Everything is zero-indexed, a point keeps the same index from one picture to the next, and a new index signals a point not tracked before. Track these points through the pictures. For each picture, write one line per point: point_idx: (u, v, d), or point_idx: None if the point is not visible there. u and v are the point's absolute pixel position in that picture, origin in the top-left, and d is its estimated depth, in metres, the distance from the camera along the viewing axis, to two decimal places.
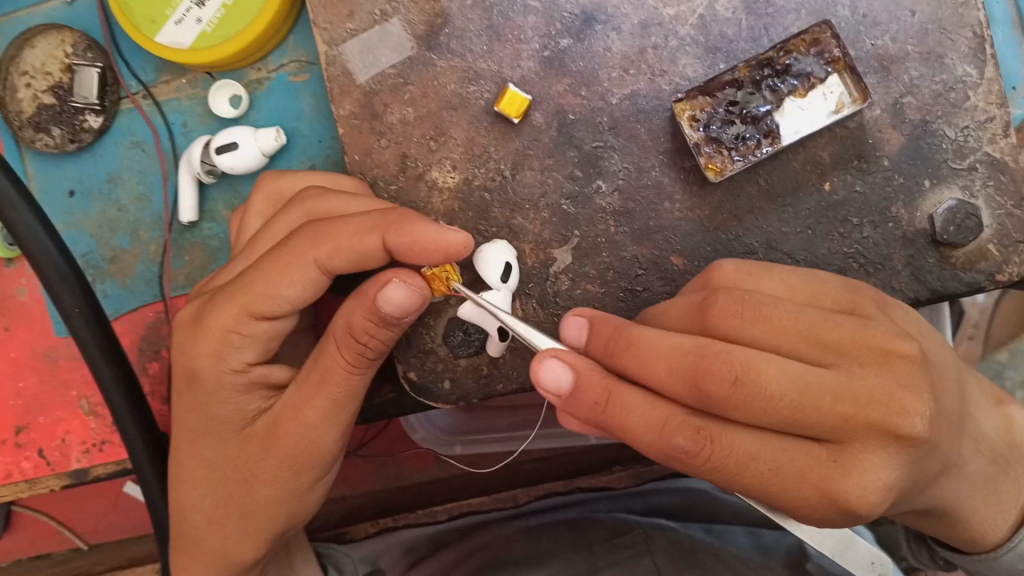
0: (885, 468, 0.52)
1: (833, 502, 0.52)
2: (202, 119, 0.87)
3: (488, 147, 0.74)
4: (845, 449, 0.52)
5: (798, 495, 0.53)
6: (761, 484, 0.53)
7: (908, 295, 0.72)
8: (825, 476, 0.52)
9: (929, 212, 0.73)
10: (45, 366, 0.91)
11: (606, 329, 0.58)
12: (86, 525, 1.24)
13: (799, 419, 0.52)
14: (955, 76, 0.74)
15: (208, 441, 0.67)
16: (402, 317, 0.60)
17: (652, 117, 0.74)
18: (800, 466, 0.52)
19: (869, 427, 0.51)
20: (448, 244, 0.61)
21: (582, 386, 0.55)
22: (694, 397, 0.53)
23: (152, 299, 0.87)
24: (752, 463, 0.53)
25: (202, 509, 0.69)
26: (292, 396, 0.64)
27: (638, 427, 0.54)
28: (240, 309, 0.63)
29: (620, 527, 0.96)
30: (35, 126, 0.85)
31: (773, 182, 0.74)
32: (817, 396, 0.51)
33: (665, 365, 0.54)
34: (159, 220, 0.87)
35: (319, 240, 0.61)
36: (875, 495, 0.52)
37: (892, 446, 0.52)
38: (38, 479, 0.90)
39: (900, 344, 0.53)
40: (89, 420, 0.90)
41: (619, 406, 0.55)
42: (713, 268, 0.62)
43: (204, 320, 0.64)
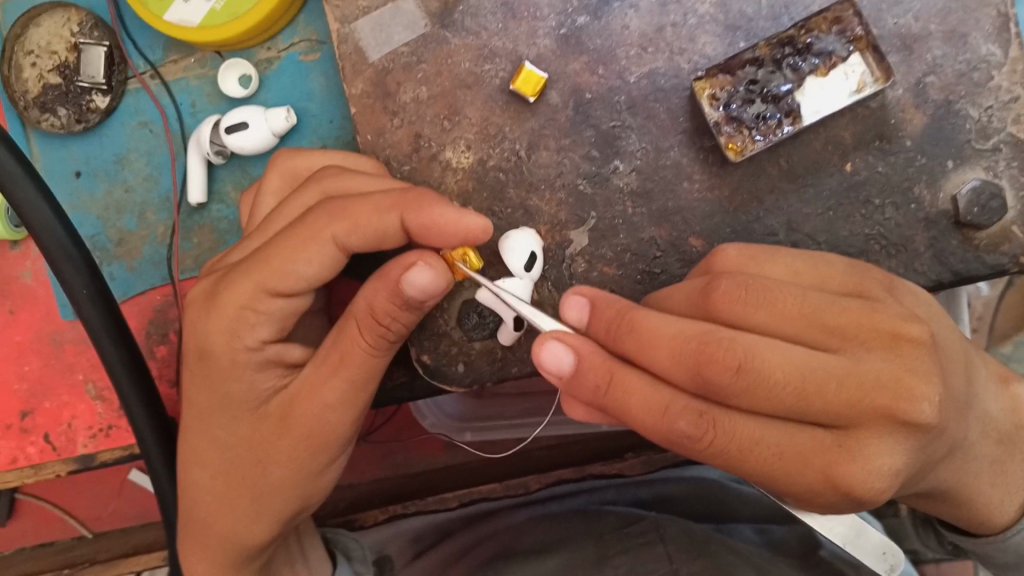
0: (890, 454, 0.50)
1: (836, 488, 0.51)
2: (212, 99, 0.85)
3: (503, 127, 0.73)
4: (849, 434, 0.50)
5: (801, 481, 0.51)
6: (765, 469, 0.52)
7: (930, 278, 0.71)
8: (828, 461, 0.50)
9: (952, 193, 0.71)
10: (50, 349, 0.90)
11: (607, 312, 0.57)
12: (90, 511, 1.23)
13: (803, 406, 0.50)
14: (979, 55, 0.72)
15: (220, 424, 0.66)
16: (425, 302, 0.59)
17: (670, 96, 0.73)
18: (804, 451, 0.51)
19: (875, 412, 0.50)
20: (466, 228, 0.59)
21: (585, 369, 0.54)
22: (696, 383, 0.52)
23: (161, 282, 0.86)
24: (756, 447, 0.51)
25: (213, 491, 0.68)
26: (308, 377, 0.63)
27: (638, 411, 0.53)
28: (255, 286, 0.61)
29: (630, 516, 0.94)
30: (40, 106, 0.84)
31: (794, 162, 0.72)
32: (820, 380, 0.50)
33: (669, 349, 0.52)
34: (167, 201, 0.86)
35: (335, 217, 0.60)
36: (880, 481, 0.50)
37: (898, 432, 0.50)
38: (44, 464, 0.89)
39: (910, 327, 0.52)
40: (95, 405, 0.89)
41: (621, 390, 0.53)
42: (716, 253, 0.60)
43: (217, 297, 0.63)
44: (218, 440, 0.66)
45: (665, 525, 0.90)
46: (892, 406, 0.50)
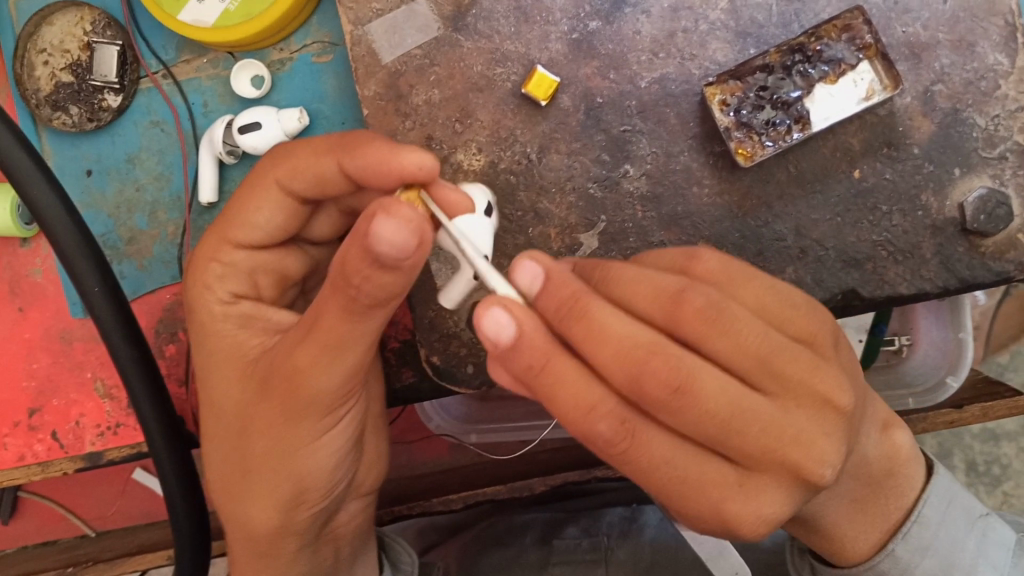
0: (782, 504, 0.48)
1: (721, 523, 0.48)
2: (224, 100, 0.86)
3: (514, 130, 0.74)
4: (750, 475, 0.48)
5: (692, 508, 0.48)
6: (663, 486, 0.48)
7: (937, 284, 0.72)
8: (725, 498, 0.47)
9: (959, 200, 0.72)
10: (59, 348, 0.90)
11: (555, 292, 0.48)
12: (93, 510, 1.23)
13: (722, 439, 0.46)
14: (986, 64, 0.73)
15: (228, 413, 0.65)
16: (404, 260, 0.48)
17: (681, 101, 0.74)
18: (706, 482, 0.48)
19: (784, 467, 0.47)
20: (399, 166, 0.55)
21: (522, 351, 0.47)
22: (631, 388, 0.46)
23: (171, 281, 0.86)
24: (661, 467, 0.48)
25: (217, 478, 0.68)
26: (278, 347, 0.61)
27: (564, 403, 0.47)
28: (220, 237, 0.65)
29: (592, 529, 0.97)
30: (52, 104, 0.85)
31: (803, 168, 0.73)
32: (748, 417, 0.46)
33: (611, 350, 0.47)
34: (178, 200, 0.86)
35: (274, 168, 0.62)
36: (759, 525, 0.48)
37: (794, 487, 0.48)
38: (51, 462, 0.87)
39: (842, 397, 0.49)
40: (103, 403, 0.89)
41: (555, 378, 0.47)
42: (695, 257, 0.53)
43: (197, 254, 0.67)
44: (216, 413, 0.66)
45: (614, 550, 0.93)
46: (801, 463, 0.47)
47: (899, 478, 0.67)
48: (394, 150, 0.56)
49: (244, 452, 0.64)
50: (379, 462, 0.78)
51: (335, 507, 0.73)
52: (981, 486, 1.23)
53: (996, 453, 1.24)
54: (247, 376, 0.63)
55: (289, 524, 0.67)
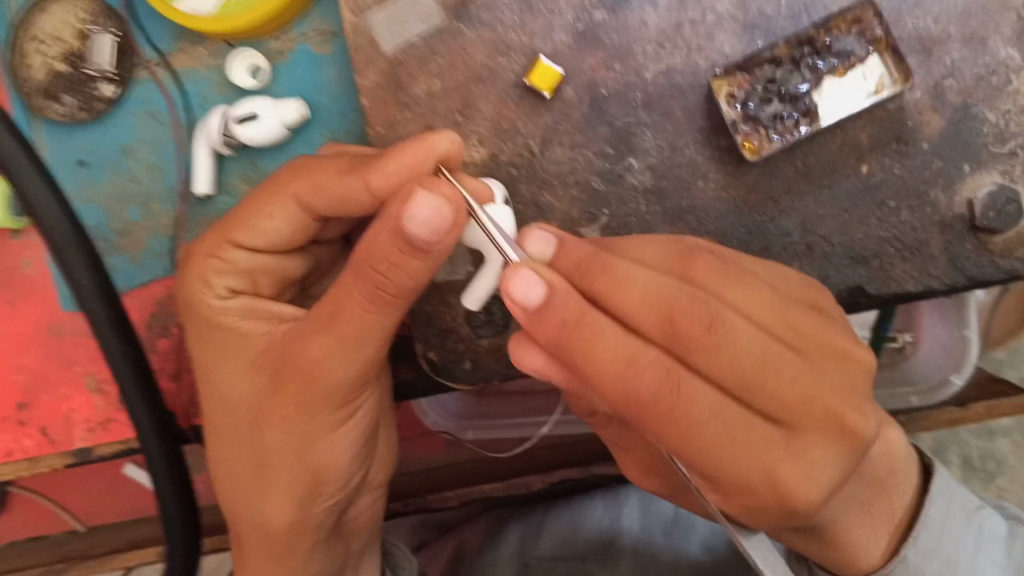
0: (831, 463, 0.49)
1: (773, 488, 0.48)
2: (219, 89, 0.84)
3: (516, 122, 0.72)
4: (795, 433, 0.48)
5: (741, 471, 0.48)
6: (710, 449, 0.47)
7: (944, 282, 0.71)
8: (778, 459, 0.48)
9: (968, 196, 0.71)
10: (50, 341, 0.88)
11: (574, 254, 0.51)
12: (83, 506, 1.19)
13: (760, 383, 0.48)
14: (999, 58, 0.71)
15: (236, 408, 0.64)
16: (433, 241, 0.48)
17: (687, 94, 0.72)
18: (755, 439, 0.48)
19: (826, 416, 0.49)
20: (432, 147, 0.57)
21: (555, 310, 0.47)
22: (666, 334, 0.48)
23: (163, 274, 0.85)
24: (713, 421, 0.47)
25: (239, 478, 0.67)
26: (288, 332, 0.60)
27: (602, 356, 0.47)
28: (220, 235, 0.63)
29: (571, 543, 0.94)
30: (46, 93, 0.83)
31: (810, 164, 0.72)
32: (779, 364, 0.48)
33: (633, 302, 0.49)
34: (171, 192, 0.85)
35: (296, 177, 0.61)
36: (811, 488, 0.49)
37: (840, 442, 0.49)
38: (40, 458, 0.87)
39: (857, 349, 0.53)
40: (93, 398, 0.88)
41: (592, 331, 0.47)
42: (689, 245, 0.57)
43: (193, 249, 0.65)
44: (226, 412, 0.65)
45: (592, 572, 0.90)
46: (843, 410, 0.49)
47: (899, 476, 0.66)
48: (418, 136, 0.57)
49: (260, 445, 0.64)
50: (390, 456, 0.78)
51: (349, 500, 0.73)
52: (976, 481, 1.22)
53: (992, 448, 1.23)
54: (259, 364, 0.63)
55: (304, 519, 0.68)
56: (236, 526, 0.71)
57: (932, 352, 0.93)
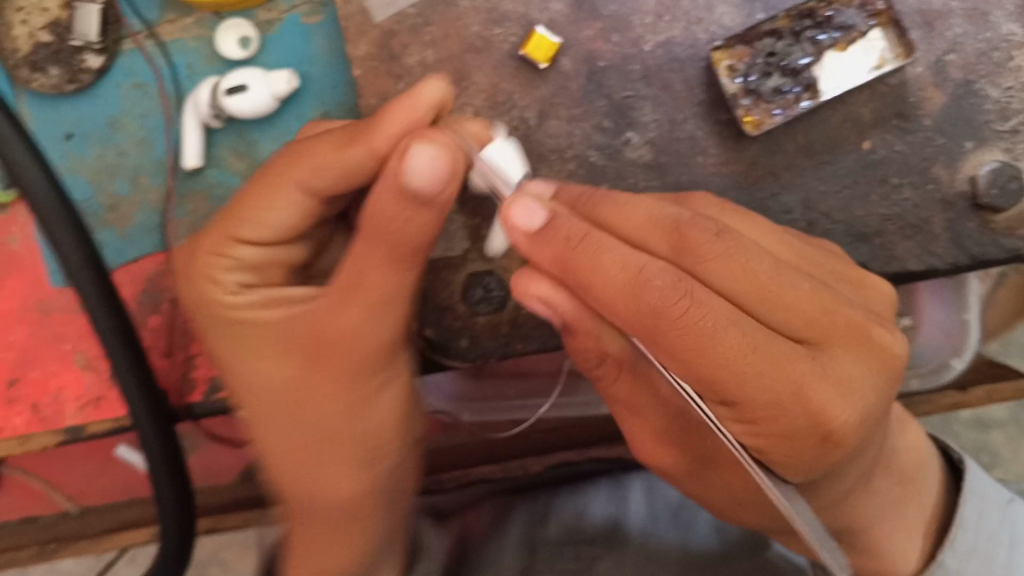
0: (857, 381, 0.52)
1: (802, 406, 0.50)
2: (209, 61, 0.82)
3: (512, 94, 0.71)
4: (822, 350, 0.52)
5: (769, 388, 0.49)
6: (733, 358, 0.48)
7: (947, 261, 0.69)
8: (804, 373, 0.49)
9: (970, 173, 0.70)
10: (37, 318, 0.87)
11: (573, 193, 0.57)
12: (75, 487, 1.17)
13: (772, 295, 0.51)
14: (1000, 34, 0.70)
15: (272, 391, 0.62)
16: (434, 194, 0.53)
17: (686, 66, 0.71)
18: (780, 356, 0.49)
19: (842, 334, 0.52)
20: (425, 98, 0.57)
21: (561, 227, 0.51)
22: (672, 248, 0.52)
23: (153, 249, 0.83)
24: (731, 328, 0.48)
25: (289, 458, 0.64)
26: (324, 301, 0.59)
27: (610, 268, 0.50)
28: (223, 233, 0.60)
29: (576, 530, 0.89)
30: (31, 65, 0.81)
31: (812, 138, 0.70)
32: (792, 279, 0.52)
33: (640, 227, 0.53)
34: (160, 165, 0.83)
35: (294, 167, 0.59)
36: (848, 411, 0.51)
37: (859, 359, 0.52)
38: (32, 436, 0.84)
39: (870, 276, 0.60)
40: (83, 375, 0.86)
41: (596, 245, 0.50)
42: (690, 195, 0.60)
43: (196, 254, 0.61)
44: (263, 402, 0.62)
45: (601, 557, 0.86)
46: (864, 327, 0.53)
47: (925, 471, 0.72)
48: (408, 91, 0.57)
49: (305, 420, 0.62)
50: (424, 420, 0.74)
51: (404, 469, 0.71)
52: None
53: (986, 440, 1.18)
54: (291, 338, 0.61)
55: (367, 493, 0.66)
56: (293, 516, 0.67)
57: (931, 338, 0.91)
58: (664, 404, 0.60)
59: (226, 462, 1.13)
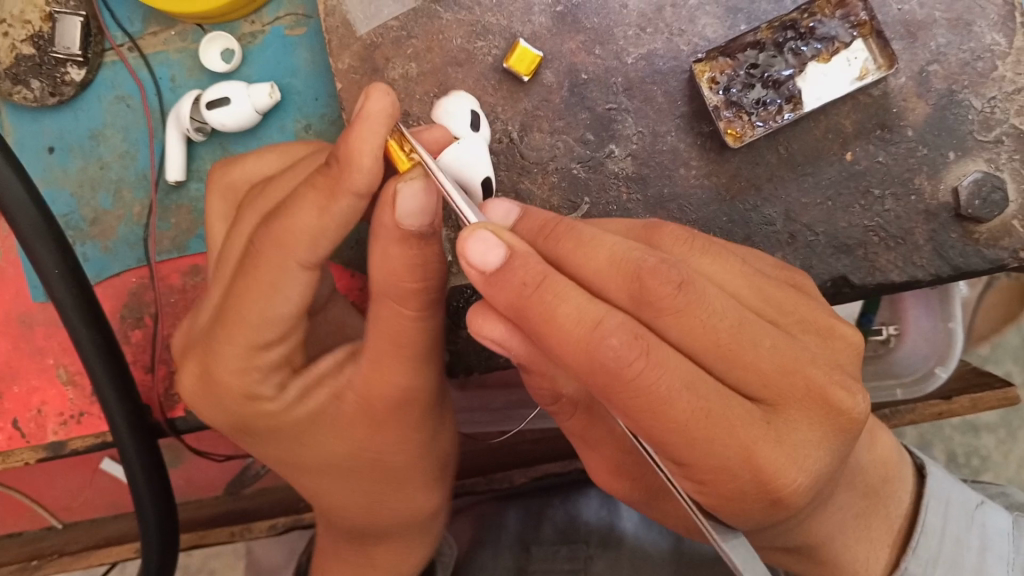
0: (816, 444, 0.47)
1: (754, 474, 0.45)
2: (192, 74, 0.82)
3: (495, 107, 0.71)
4: (778, 415, 0.46)
5: (720, 453, 0.44)
6: (683, 427, 0.43)
7: (929, 271, 0.70)
8: (759, 437, 0.45)
9: (953, 184, 0.70)
10: (19, 332, 0.86)
11: (536, 220, 0.50)
12: (60, 501, 1.17)
13: (734, 350, 0.45)
14: (984, 44, 0.70)
15: (331, 457, 0.64)
16: (432, 224, 0.52)
17: (669, 79, 0.71)
18: (733, 418, 0.44)
19: (808, 393, 0.47)
20: (377, 117, 0.49)
21: (515, 272, 0.44)
22: (632, 299, 0.46)
23: (136, 264, 0.83)
24: (684, 393, 0.43)
25: (346, 499, 0.68)
26: (362, 374, 0.60)
27: (566, 321, 0.43)
28: (243, 345, 0.57)
29: (571, 531, 0.90)
30: (12, 77, 0.80)
31: (793, 150, 0.70)
32: (753, 332, 0.46)
33: (604, 262, 0.46)
34: (144, 178, 0.83)
35: (285, 248, 0.54)
36: (800, 474, 0.46)
37: (825, 423, 0.47)
38: (12, 452, 0.83)
39: (801, 279, 0.57)
40: (66, 390, 0.85)
41: (553, 293, 0.43)
42: (658, 226, 0.54)
43: (215, 362, 0.58)
44: (321, 467, 0.65)
45: (594, 559, 0.86)
46: (830, 389, 0.47)
47: (896, 483, 0.65)
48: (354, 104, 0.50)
49: (368, 469, 0.65)
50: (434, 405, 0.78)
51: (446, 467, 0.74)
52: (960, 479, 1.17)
53: (976, 444, 1.18)
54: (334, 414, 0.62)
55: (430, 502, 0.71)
56: (361, 530, 0.72)
57: (919, 345, 0.91)
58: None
59: (209, 475, 1.15)
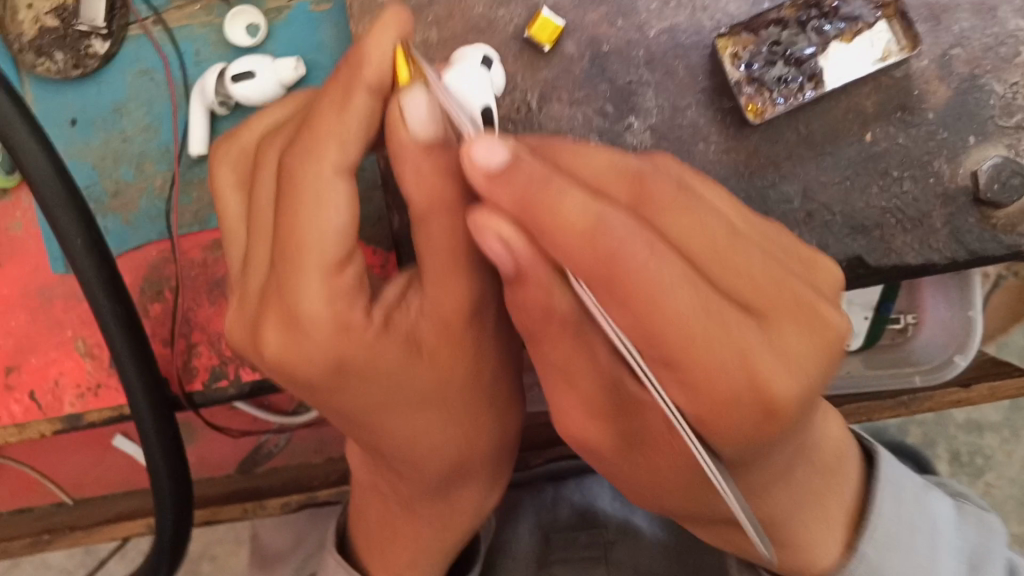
0: (808, 354, 0.42)
1: (750, 378, 0.40)
2: (217, 48, 0.82)
3: (514, 75, 0.71)
4: (766, 322, 0.42)
5: (717, 353, 0.39)
6: (684, 323, 0.38)
7: (944, 256, 0.69)
8: (753, 342, 0.40)
9: (973, 168, 0.69)
10: (38, 304, 0.83)
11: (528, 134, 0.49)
12: (70, 477, 1.16)
13: (725, 258, 0.43)
14: (1008, 30, 0.70)
15: (412, 399, 0.50)
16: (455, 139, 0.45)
17: (691, 53, 0.71)
18: (728, 316, 0.40)
19: (794, 305, 0.43)
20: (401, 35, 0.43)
21: (522, 168, 0.40)
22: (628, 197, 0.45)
23: (158, 237, 0.82)
24: (682, 289, 0.39)
25: (417, 447, 0.54)
26: (429, 293, 0.48)
27: (572, 213, 0.39)
28: (320, 268, 0.44)
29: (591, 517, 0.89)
30: (35, 49, 0.80)
31: (813, 130, 0.70)
32: (743, 245, 0.45)
33: (597, 172, 0.46)
34: (167, 152, 0.82)
35: (319, 155, 0.44)
36: (796, 382, 0.41)
37: (813, 332, 0.43)
38: (28, 423, 0.80)
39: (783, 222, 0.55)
40: (84, 362, 0.81)
41: (556, 186, 0.39)
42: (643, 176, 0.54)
43: (298, 313, 0.44)
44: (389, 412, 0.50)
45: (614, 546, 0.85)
46: (814, 303, 0.44)
47: (847, 463, 0.59)
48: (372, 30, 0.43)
49: (444, 400, 0.52)
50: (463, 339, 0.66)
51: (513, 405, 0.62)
52: (963, 477, 1.17)
53: (980, 444, 1.17)
54: (418, 352, 0.48)
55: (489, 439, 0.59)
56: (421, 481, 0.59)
57: (935, 334, 0.91)
58: (610, 370, 0.46)
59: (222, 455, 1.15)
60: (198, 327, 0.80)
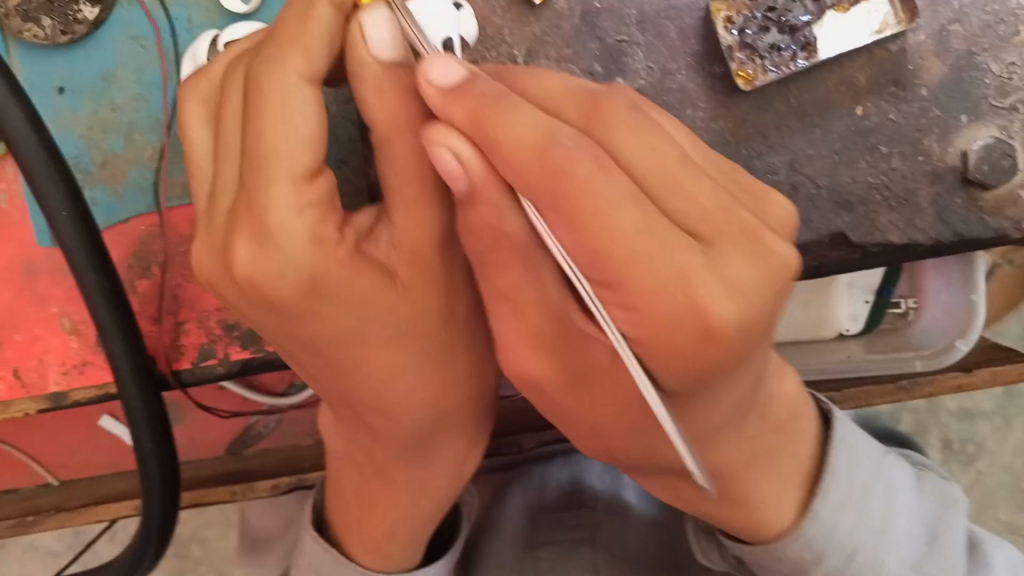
0: (753, 279, 0.44)
1: (691, 300, 0.42)
2: (209, 15, 0.79)
3: (502, 28, 0.70)
4: (715, 249, 0.44)
5: (654, 267, 0.41)
6: (620, 237, 0.41)
7: (930, 235, 0.70)
8: (693, 261, 0.42)
9: (962, 148, 0.70)
10: (20, 278, 0.78)
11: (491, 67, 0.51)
12: (59, 458, 1.17)
13: (674, 179, 0.45)
14: (1009, 8, 0.71)
15: (381, 335, 0.53)
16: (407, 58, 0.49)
17: (683, 15, 0.71)
18: (675, 237, 0.42)
19: (742, 231, 0.45)
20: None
21: (472, 89, 0.44)
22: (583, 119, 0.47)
23: (146, 211, 0.79)
24: (624, 205, 0.41)
25: (392, 391, 0.56)
26: (396, 223, 0.51)
27: (520, 127, 0.42)
28: (284, 180, 0.47)
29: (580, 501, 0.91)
30: (22, 14, 0.76)
31: (804, 100, 0.70)
32: (697, 169, 0.46)
33: (556, 98, 0.48)
34: (157, 122, 0.78)
35: (281, 66, 0.47)
36: (738, 306, 0.43)
37: (760, 256, 0.44)
38: (12, 402, 0.77)
39: None
40: (69, 340, 0.78)
41: (502, 105, 0.43)
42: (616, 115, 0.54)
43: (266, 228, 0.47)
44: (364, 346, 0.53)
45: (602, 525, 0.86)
46: (763, 231, 0.45)
47: (804, 422, 0.64)
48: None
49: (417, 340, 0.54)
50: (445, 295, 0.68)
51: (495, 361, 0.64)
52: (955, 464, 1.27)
53: None
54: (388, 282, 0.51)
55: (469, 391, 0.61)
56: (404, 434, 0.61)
57: (938, 318, 0.91)
58: (547, 303, 0.47)
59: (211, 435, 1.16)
60: (187, 305, 0.78)
